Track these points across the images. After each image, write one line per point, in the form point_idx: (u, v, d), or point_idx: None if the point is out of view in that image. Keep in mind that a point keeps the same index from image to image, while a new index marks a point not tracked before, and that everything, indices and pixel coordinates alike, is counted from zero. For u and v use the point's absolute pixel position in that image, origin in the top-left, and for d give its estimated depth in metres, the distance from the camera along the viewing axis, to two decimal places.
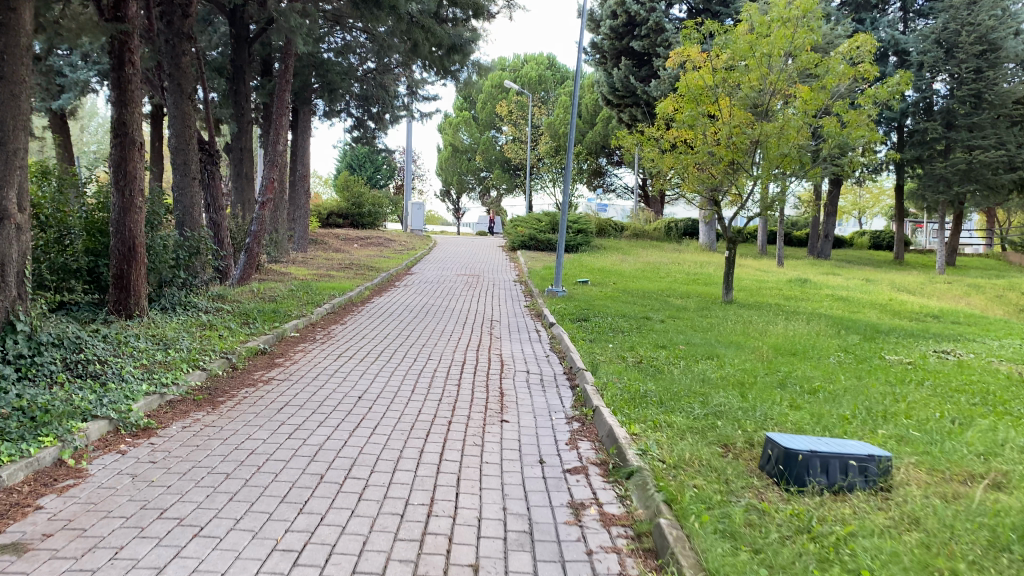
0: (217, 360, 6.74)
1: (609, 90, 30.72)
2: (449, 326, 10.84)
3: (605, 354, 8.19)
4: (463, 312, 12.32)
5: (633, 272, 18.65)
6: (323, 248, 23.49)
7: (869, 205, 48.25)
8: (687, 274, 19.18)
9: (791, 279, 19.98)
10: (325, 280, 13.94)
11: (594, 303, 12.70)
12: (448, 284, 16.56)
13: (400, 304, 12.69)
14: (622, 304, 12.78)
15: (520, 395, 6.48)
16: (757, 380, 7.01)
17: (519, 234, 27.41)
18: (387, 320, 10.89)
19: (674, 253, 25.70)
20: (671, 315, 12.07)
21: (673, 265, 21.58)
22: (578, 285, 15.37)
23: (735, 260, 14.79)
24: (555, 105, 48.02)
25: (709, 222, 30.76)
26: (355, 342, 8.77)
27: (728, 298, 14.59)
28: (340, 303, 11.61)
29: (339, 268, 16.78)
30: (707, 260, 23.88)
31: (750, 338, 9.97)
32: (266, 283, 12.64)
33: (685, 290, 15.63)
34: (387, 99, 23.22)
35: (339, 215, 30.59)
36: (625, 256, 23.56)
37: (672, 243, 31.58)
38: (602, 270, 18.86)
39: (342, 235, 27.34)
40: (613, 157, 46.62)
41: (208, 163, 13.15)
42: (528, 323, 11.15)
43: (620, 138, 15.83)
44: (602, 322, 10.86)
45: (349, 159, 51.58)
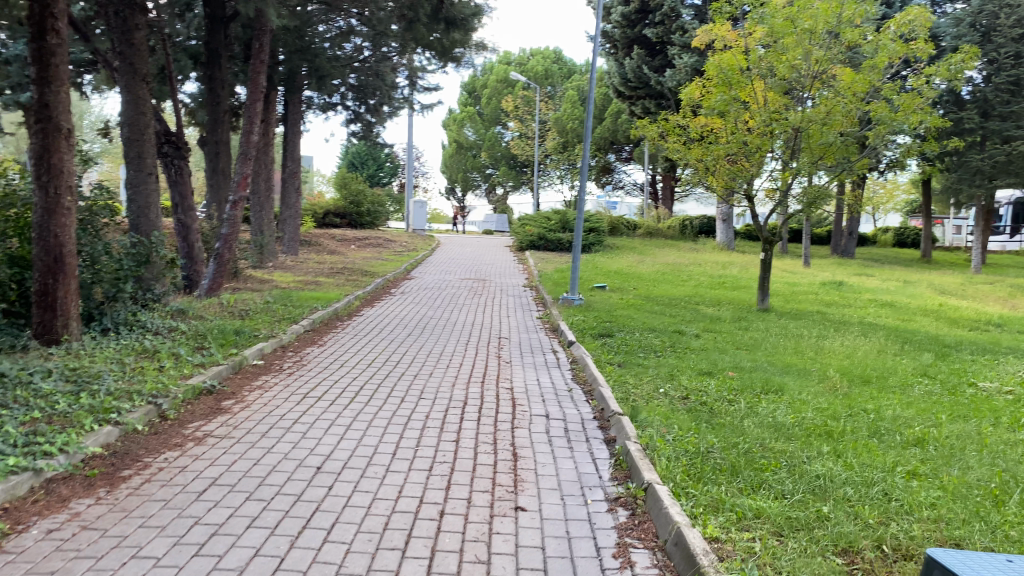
0: (138, 410, 5.09)
1: (621, 81, 29.02)
2: (450, 344, 9.17)
3: (640, 387, 6.55)
4: (467, 326, 10.65)
5: (653, 276, 17.04)
6: (317, 250, 21.89)
7: (889, 201, 46.36)
8: (712, 277, 17.56)
9: (826, 282, 18.31)
10: (310, 289, 12.35)
11: (616, 315, 11.08)
12: (451, 291, 14.93)
13: (394, 317, 11.07)
14: (649, 316, 11.14)
15: (539, 453, 4.82)
16: (847, 430, 5.37)
17: (526, 233, 25.79)
18: (376, 338, 9.23)
19: (693, 254, 24.07)
20: (707, 329, 10.41)
21: (695, 266, 19.92)
22: (595, 291, 13.74)
23: (771, 263, 13.13)
24: (562, 100, 46.34)
25: (727, 219, 29.08)
26: (331, 372, 7.11)
27: (764, 305, 12.96)
28: (322, 317, 10.00)
29: (330, 274, 15.19)
30: (730, 260, 22.21)
31: (808, 360, 8.31)
32: (239, 293, 11.03)
33: (714, 297, 14.01)
34: (385, 90, 21.69)
35: (336, 214, 28.97)
36: (642, 257, 21.88)
37: (688, 242, 29.96)
38: (618, 273, 17.24)
39: (339, 235, 25.81)
40: (622, 153, 44.99)
41: (175, 159, 11.60)
42: (543, 340, 9.48)
43: (640, 127, 14.18)
44: (629, 339, 9.24)
45: (350, 157, 50.02)
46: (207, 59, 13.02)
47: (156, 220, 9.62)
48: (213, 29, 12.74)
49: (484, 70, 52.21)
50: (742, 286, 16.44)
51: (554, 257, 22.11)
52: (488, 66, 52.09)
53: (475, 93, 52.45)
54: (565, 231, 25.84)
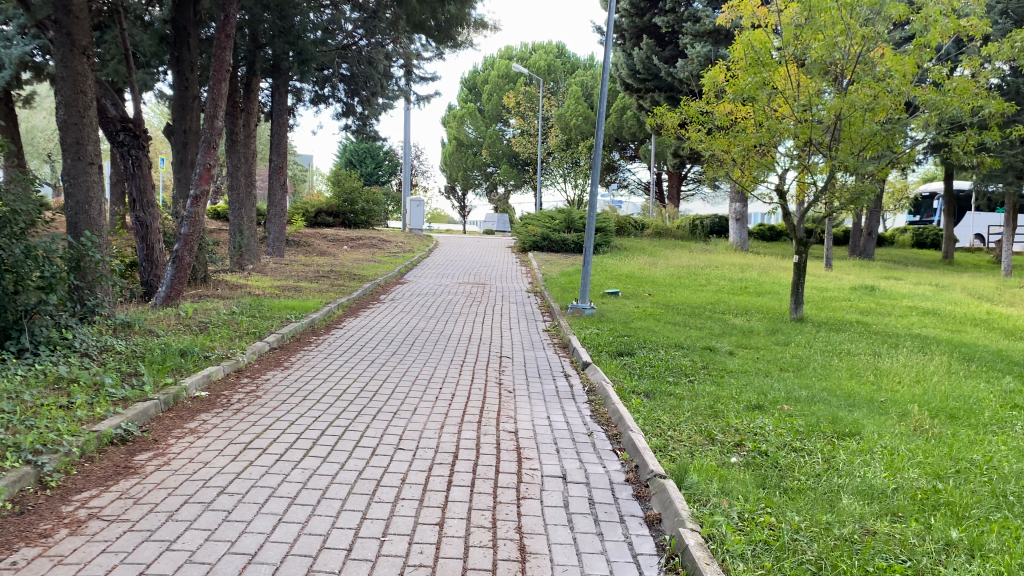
0: (5, 477, 3.68)
1: (629, 73, 27.42)
2: (444, 361, 7.73)
3: (678, 434, 5.15)
4: (465, 338, 9.22)
5: (668, 280, 15.67)
6: (306, 251, 20.50)
7: None
8: (732, 281, 16.18)
9: (855, 286, 16.90)
10: (287, 296, 10.97)
11: (635, 326, 9.70)
12: (448, 297, 13.51)
13: (380, 329, 9.65)
14: (671, 328, 9.76)
15: (555, 545, 3.38)
16: (970, 501, 3.97)
17: (529, 233, 24.40)
18: (353, 357, 7.78)
19: (706, 255, 22.68)
20: (740, 344, 9.02)
21: (712, 269, 18.53)
22: (608, 298, 12.39)
23: (805, 267, 11.74)
24: (566, 96, 44.96)
25: (741, 219, 27.69)
26: (289, 406, 5.67)
27: (797, 314, 11.59)
28: (295, 330, 8.59)
29: (314, 278, 13.80)
30: (746, 263, 20.81)
31: (871, 388, 6.91)
32: (204, 303, 9.62)
33: (741, 305, 12.63)
34: (380, 81, 20.37)
35: (329, 213, 27.57)
36: (654, 259, 20.48)
37: (699, 243, 28.58)
38: (630, 277, 15.84)
39: (331, 235, 24.44)
40: (627, 151, 43.61)
41: (133, 149, 10.20)
42: (553, 357, 8.03)
43: (656, 115, 12.76)
44: (654, 358, 7.84)
45: (347, 154, 48.66)
46: (174, 38, 11.69)
47: (99, 218, 8.23)
48: (181, 6, 11.50)
49: (486, 66, 50.82)
50: (766, 291, 15.04)
51: (559, 259, 20.70)
52: (490, 62, 50.71)
53: (476, 90, 51.08)
54: (570, 230, 24.45)
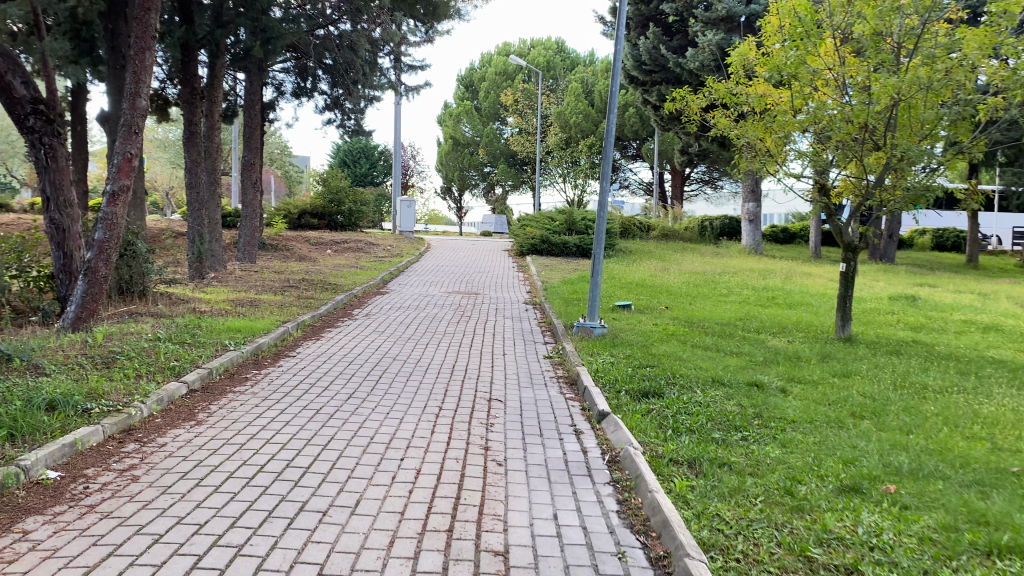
0: None
1: (635, 64, 25.76)
2: (415, 405, 5.87)
3: (751, 555, 3.37)
4: (448, 367, 7.36)
5: (685, 290, 13.91)
6: (283, 256, 18.68)
7: None
8: (757, 291, 14.41)
9: (893, 295, 15.12)
10: (237, 314, 9.12)
11: (658, 353, 7.90)
12: (435, 311, 11.64)
13: (344, 355, 7.79)
14: (702, 354, 7.96)
15: None
16: None
17: (528, 236, 22.63)
18: (294, 401, 5.91)
19: (720, 260, 20.89)
20: (790, 379, 7.22)
21: (730, 277, 16.73)
22: (620, 313, 10.60)
23: (852, 278, 9.98)
24: (566, 93, 43.23)
25: (754, 220, 25.95)
26: (172, 495, 3.83)
27: (843, 334, 9.85)
28: (229, 364, 6.75)
29: (279, 289, 11.99)
30: (764, 269, 19.03)
31: (990, 451, 5.09)
32: (128, 325, 7.76)
33: (775, 321, 10.86)
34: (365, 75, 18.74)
35: (313, 214, 25.74)
36: (664, 265, 18.68)
37: (709, 246, 26.82)
38: (642, 286, 14.03)
39: (314, 238, 22.67)
40: (629, 149, 41.90)
41: (46, 136, 8.26)
42: (559, 398, 6.18)
43: (675, 99, 10.93)
44: (690, 403, 6.04)
45: (340, 154, 46.86)
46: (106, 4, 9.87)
47: None
48: None
49: (483, 62, 49.06)
50: (797, 303, 13.24)
51: (560, 264, 18.89)
52: (487, 58, 48.96)
53: (473, 87, 49.27)
54: (572, 233, 22.73)
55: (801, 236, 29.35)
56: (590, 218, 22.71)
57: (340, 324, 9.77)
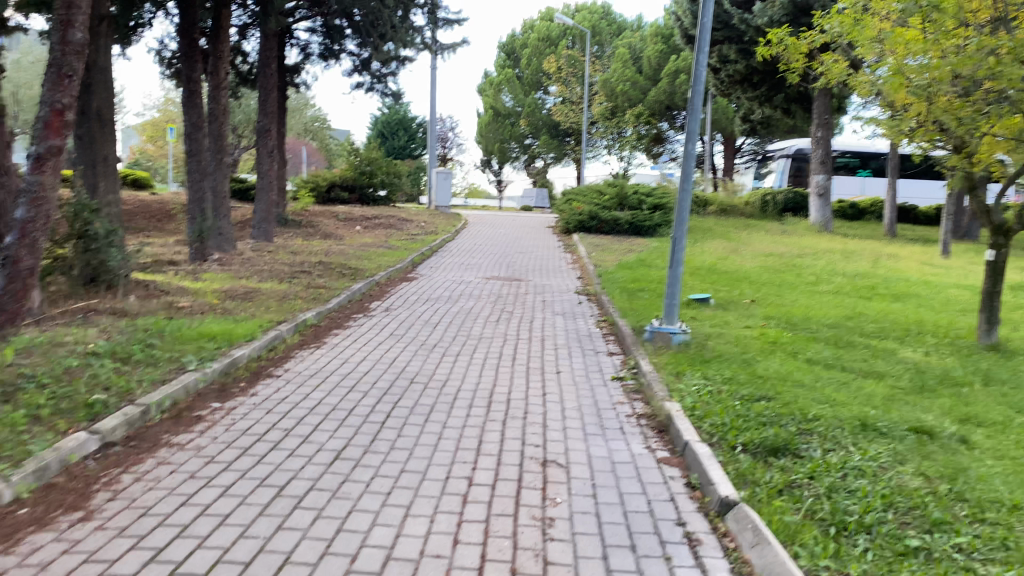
0: None
1: (694, 22, 23.48)
2: (432, 470, 3.91)
3: None
4: (485, 395, 5.40)
5: (767, 278, 11.76)
6: (305, 234, 16.84)
7: None
8: (852, 279, 12.17)
9: (1012, 284, 12.75)
10: (223, 313, 7.25)
11: (768, 375, 5.84)
12: (471, 303, 9.64)
13: (344, 373, 5.86)
14: (826, 378, 5.88)
15: None
16: None
17: (575, 212, 20.52)
18: (254, 459, 4.00)
19: (792, 240, 18.65)
20: (965, 420, 5.08)
21: (811, 260, 14.47)
22: (701, 311, 8.53)
23: (1003, 269, 7.73)
24: (613, 59, 40.85)
25: (824, 194, 23.63)
26: None
27: (990, 340, 7.67)
28: (180, 398, 4.83)
29: (286, 275, 10.13)
30: (845, 250, 16.71)
31: None
32: (68, 332, 5.95)
33: (894, 322, 8.69)
34: (397, 31, 16.81)
35: (342, 187, 23.75)
36: (731, 246, 16.48)
37: (773, 222, 24.44)
38: (714, 273, 11.90)
39: (342, 213, 20.88)
40: (677, 119, 39.83)
41: None
42: (648, 460, 4.18)
43: (771, 42, 8.74)
44: (846, 475, 4.00)
45: (378, 125, 45.00)
46: None
47: None
48: None
49: (525, 28, 46.70)
50: (905, 295, 10.99)
51: (613, 245, 16.81)
52: (529, 24, 46.67)
53: (515, 54, 46.95)
54: (623, 208, 20.50)
55: (871, 211, 26.90)
56: (644, 192, 20.52)
57: (350, 323, 7.81)
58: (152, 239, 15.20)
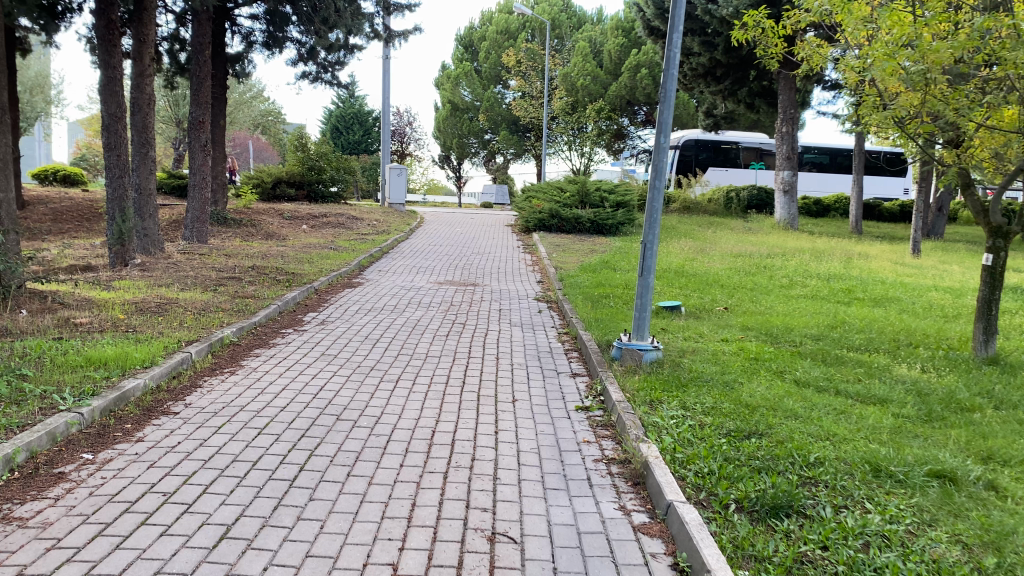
0: None
1: (656, 13, 22.79)
2: (346, 555, 3.03)
3: None
4: (424, 433, 4.53)
5: (738, 280, 11.07)
6: (247, 234, 15.80)
7: None
8: (825, 281, 11.54)
9: (989, 285, 12.22)
10: (126, 330, 6.29)
11: (756, 403, 5.08)
12: (420, 312, 8.72)
13: (258, 406, 4.93)
14: (821, 405, 5.14)
15: None
16: None
17: (535, 209, 19.70)
18: (114, 541, 3.07)
19: (757, 238, 18.06)
20: (987, 458, 4.34)
21: (781, 260, 13.83)
22: (672, 321, 7.76)
23: (999, 275, 7.09)
24: (573, 53, 40.14)
25: (788, 191, 23.16)
26: None
27: (986, 353, 7.03)
28: (42, 449, 3.88)
29: (213, 283, 9.15)
30: (813, 249, 16.14)
31: None
32: None
33: (878, 331, 8.02)
34: (344, 19, 15.84)
35: (290, 183, 22.62)
36: (697, 245, 15.81)
37: (737, 220, 23.92)
38: (682, 276, 11.17)
39: (290, 211, 19.81)
40: (638, 114, 39.27)
41: None
42: (623, 529, 3.36)
43: (747, 25, 8.00)
44: (870, 545, 3.24)
45: (333, 119, 43.72)
46: None
47: None
48: None
49: (483, 21, 45.75)
50: (883, 299, 10.37)
51: (574, 244, 16.04)
52: (487, 17, 45.74)
53: (473, 48, 45.98)
54: (585, 206, 19.77)
55: (834, 208, 26.63)
56: (606, 188, 19.80)
57: (278, 340, 6.87)
58: (78, 241, 14.07)
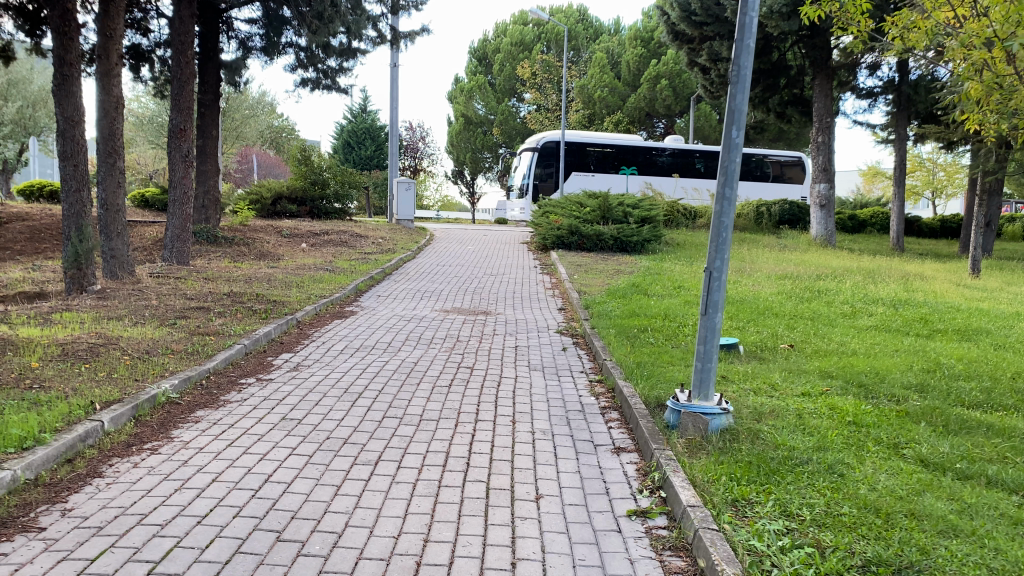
0: None
1: (681, 16, 21.34)
2: None
3: None
4: (403, 570, 2.97)
5: (792, 308, 9.52)
6: (238, 254, 14.40)
7: (944, 183, 41.44)
8: (894, 309, 9.94)
9: None
10: (28, 389, 4.77)
11: (889, 505, 3.52)
12: (420, 350, 7.14)
13: (165, 515, 3.37)
14: (980, 506, 3.58)
15: None
16: None
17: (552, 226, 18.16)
18: None
19: (799, 257, 16.48)
20: None
21: (832, 283, 12.28)
22: (731, 367, 6.22)
23: None
24: (589, 65, 38.78)
25: (825, 205, 21.61)
26: None
27: None
28: None
29: (174, 316, 7.66)
30: (864, 270, 14.53)
31: None
32: None
33: (988, 375, 6.45)
34: (344, 17, 14.49)
35: (291, 199, 21.20)
36: (733, 265, 14.32)
37: (770, 236, 22.33)
38: (728, 303, 9.61)
39: (289, 229, 18.43)
40: (657, 127, 37.80)
41: None
42: None
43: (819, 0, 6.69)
44: None
45: (344, 134, 42.49)
46: None
47: None
48: None
49: (497, 33, 44.51)
50: (969, 330, 8.76)
51: (598, 264, 14.51)
52: (501, 29, 44.43)
53: (487, 61, 44.66)
54: (607, 222, 18.29)
55: (871, 223, 25.17)
56: (629, 203, 18.31)
57: (228, 397, 5.30)
58: (49, 262, 12.68)
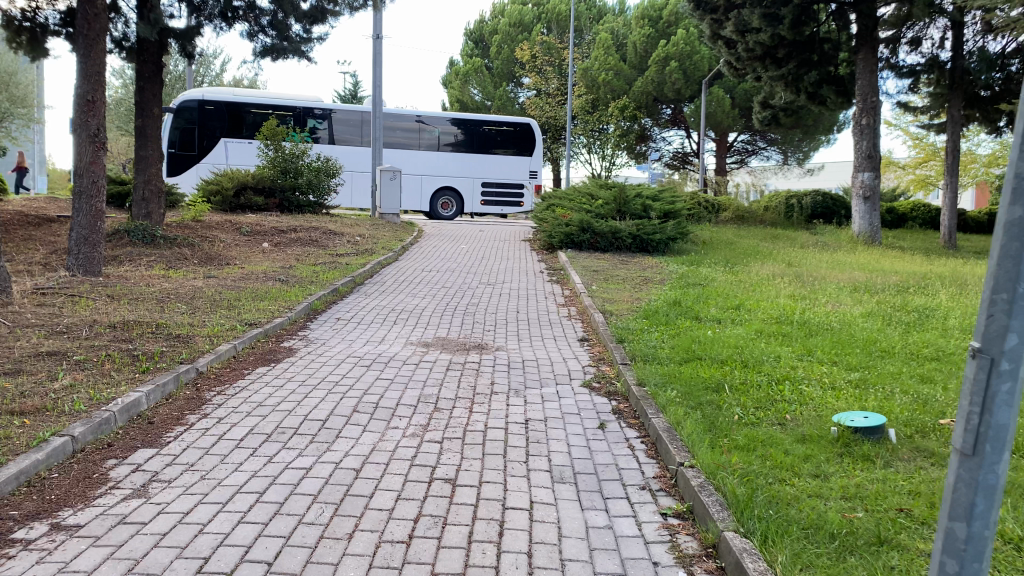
0: None
1: None
2: None
3: None
4: None
5: (902, 341, 6.93)
6: (178, 258, 11.77)
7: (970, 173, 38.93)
8: None
9: None
10: None
11: None
12: (372, 432, 4.43)
13: None
14: None
15: None
16: None
17: (559, 221, 15.46)
18: None
19: (856, 259, 13.90)
20: None
21: (921, 297, 9.68)
22: (898, 488, 3.61)
23: None
24: (593, 47, 36.00)
25: (870, 197, 19.01)
26: None
27: None
28: None
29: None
30: (941, 276, 11.98)
31: None
32: None
33: None
34: None
35: (257, 190, 18.45)
36: (785, 271, 11.74)
37: (804, 232, 19.74)
38: (816, 335, 6.97)
39: (250, 225, 15.70)
40: (665, 113, 35.00)
41: None
42: None
43: None
44: None
45: None
46: None
47: None
48: None
49: (495, 14, 41.68)
50: None
51: (618, 271, 11.89)
52: (499, 10, 41.60)
53: (483, 43, 41.83)
54: (623, 217, 15.66)
55: (911, 217, 22.64)
56: (649, 194, 15.68)
57: None
58: None
